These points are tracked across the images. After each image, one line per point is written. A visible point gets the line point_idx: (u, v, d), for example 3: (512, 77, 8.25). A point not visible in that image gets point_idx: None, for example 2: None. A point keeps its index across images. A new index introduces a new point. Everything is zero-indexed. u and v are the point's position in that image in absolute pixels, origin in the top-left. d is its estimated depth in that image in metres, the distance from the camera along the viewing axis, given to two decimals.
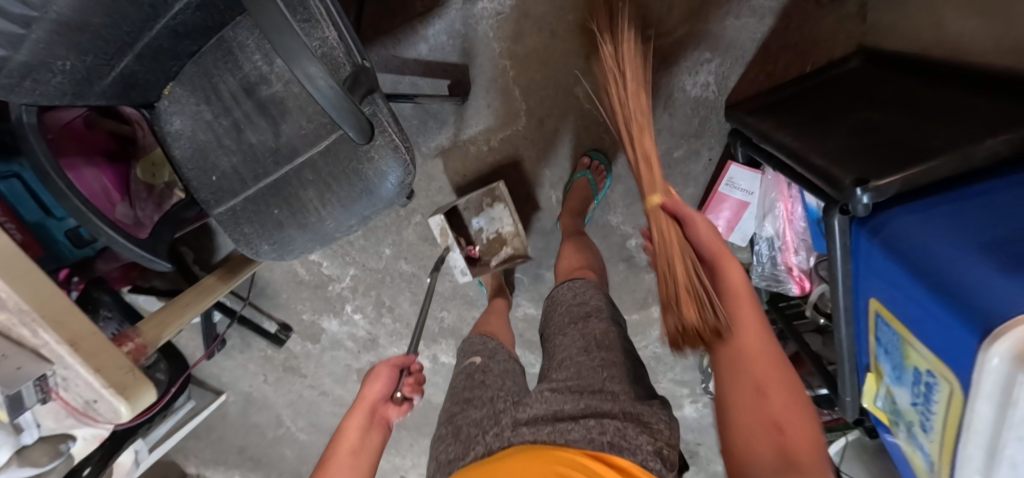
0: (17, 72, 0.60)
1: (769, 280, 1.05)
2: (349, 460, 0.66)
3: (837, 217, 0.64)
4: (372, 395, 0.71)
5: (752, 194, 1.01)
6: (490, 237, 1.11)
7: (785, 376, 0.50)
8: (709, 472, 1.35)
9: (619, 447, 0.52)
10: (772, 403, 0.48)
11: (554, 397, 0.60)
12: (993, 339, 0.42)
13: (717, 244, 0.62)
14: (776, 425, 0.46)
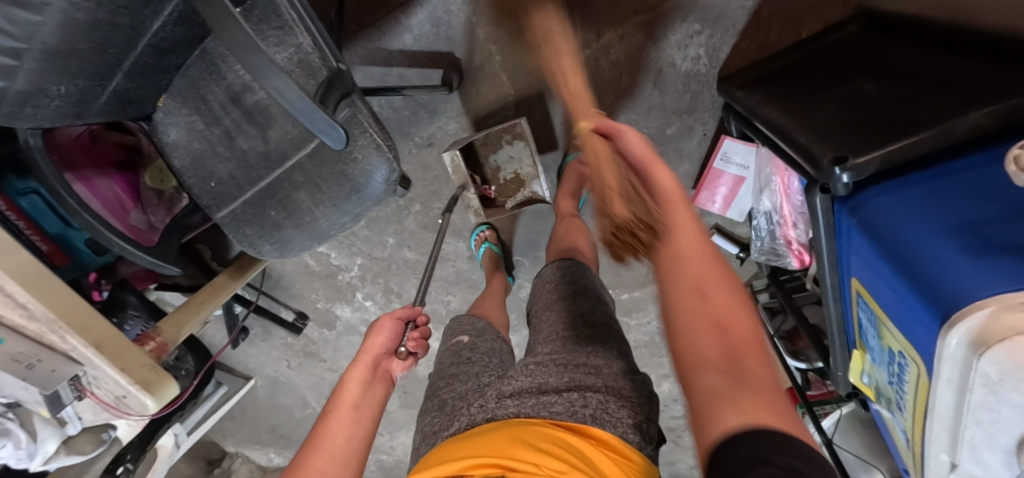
0: (16, 101, 0.63)
1: (768, 256, 1.02)
2: (350, 414, 0.59)
3: (818, 196, 0.64)
4: (374, 348, 0.65)
5: (748, 168, 0.99)
6: (508, 177, 1.08)
7: (725, 277, 0.44)
8: None
9: (600, 420, 0.53)
10: (711, 300, 0.43)
11: (539, 370, 0.61)
12: (948, 326, 0.43)
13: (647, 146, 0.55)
14: (701, 297, 0.43)
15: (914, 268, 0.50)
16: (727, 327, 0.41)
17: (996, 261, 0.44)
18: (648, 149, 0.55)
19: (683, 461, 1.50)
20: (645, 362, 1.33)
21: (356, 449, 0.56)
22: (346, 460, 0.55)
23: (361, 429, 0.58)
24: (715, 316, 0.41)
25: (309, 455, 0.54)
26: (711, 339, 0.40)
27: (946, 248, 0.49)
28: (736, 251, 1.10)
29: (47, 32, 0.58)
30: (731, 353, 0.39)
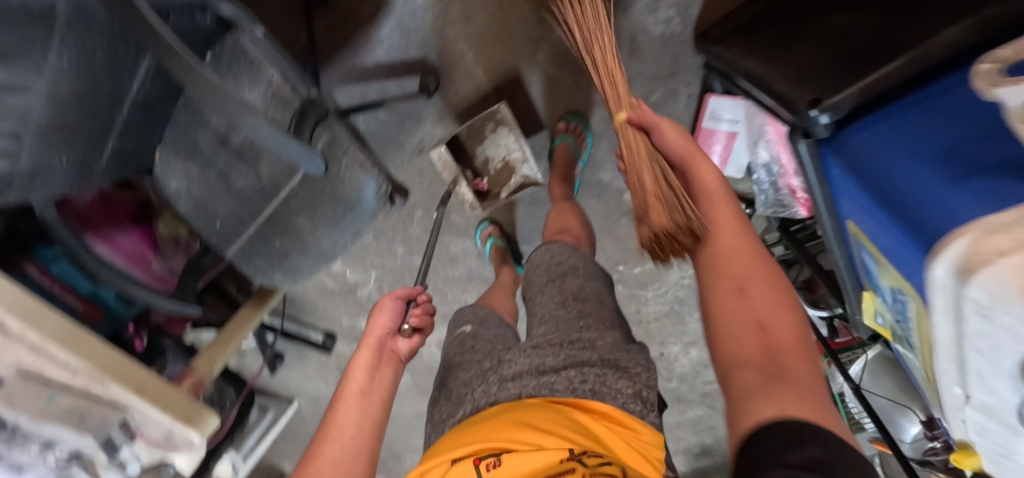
0: (27, 176, 0.68)
1: (773, 208, 1.00)
2: (358, 401, 0.66)
3: (801, 142, 0.63)
4: (378, 330, 0.72)
5: (738, 122, 0.97)
6: (498, 166, 1.09)
7: (766, 273, 0.52)
8: None
9: (600, 394, 0.57)
10: (756, 300, 0.51)
11: (537, 352, 0.64)
12: (934, 257, 0.41)
13: (683, 140, 0.66)
14: (743, 293, 0.51)
15: (903, 208, 0.49)
16: (767, 322, 0.49)
17: (980, 188, 0.43)
18: (693, 146, 0.65)
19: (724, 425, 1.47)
20: (670, 332, 1.31)
21: (367, 438, 0.64)
22: (356, 444, 0.63)
23: (368, 418, 0.65)
24: (756, 314, 0.50)
25: (323, 442, 0.62)
26: (752, 338, 0.49)
27: (936, 182, 0.47)
28: (740, 208, 1.09)
29: (36, 107, 0.63)
30: (770, 351, 0.48)
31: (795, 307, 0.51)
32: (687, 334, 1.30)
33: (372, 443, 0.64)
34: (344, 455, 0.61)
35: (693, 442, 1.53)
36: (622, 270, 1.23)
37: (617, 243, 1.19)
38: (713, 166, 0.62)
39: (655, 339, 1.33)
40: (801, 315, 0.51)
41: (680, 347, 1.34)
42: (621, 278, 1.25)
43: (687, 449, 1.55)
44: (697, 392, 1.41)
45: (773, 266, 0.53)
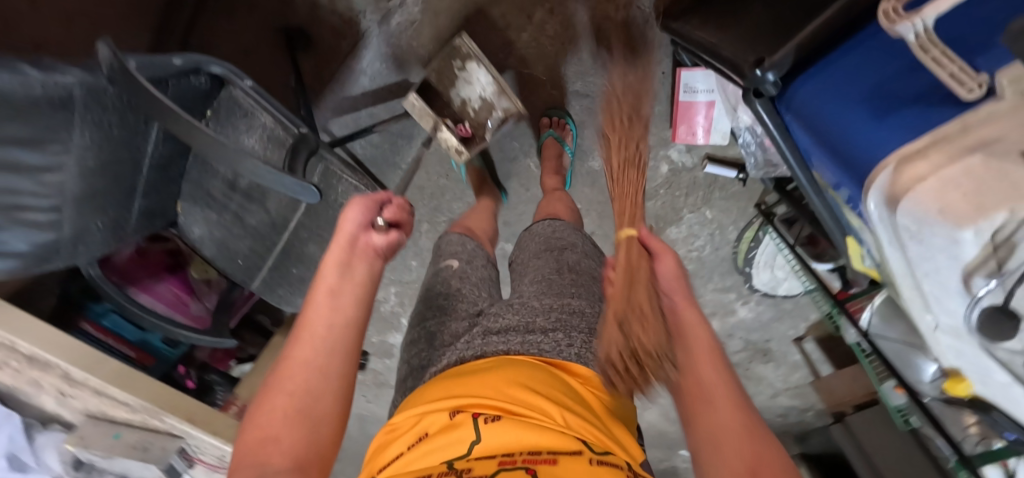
0: (70, 241, 0.78)
1: (766, 170, 0.99)
2: (328, 302, 0.59)
3: (754, 103, 0.63)
4: (347, 227, 0.64)
5: (714, 91, 0.98)
6: (477, 106, 1.06)
7: (761, 445, 0.48)
8: (790, 363, 1.36)
9: (583, 359, 0.61)
10: (755, 441, 0.48)
11: (527, 310, 0.67)
12: (869, 192, 0.46)
13: (678, 280, 0.64)
14: (740, 446, 0.48)
15: (850, 154, 0.53)
16: (755, 461, 0.47)
17: (907, 120, 0.49)
18: (687, 291, 0.63)
19: (760, 393, 1.45)
20: None
21: (347, 338, 0.58)
22: (332, 344, 0.57)
23: (343, 317, 0.59)
24: (747, 461, 0.47)
25: (292, 345, 0.56)
26: None
27: (871, 129, 0.52)
28: (733, 173, 1.07)
29: (70, 182, 0.71)
30: None
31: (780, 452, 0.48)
32: (704, 306, 1.34)
33: (353, 340, 0.58)
34: (319, 356, 0.55)
35: None
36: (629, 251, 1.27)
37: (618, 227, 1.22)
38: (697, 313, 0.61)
39: None
40: None
41: None
42: None
43: None
44: None
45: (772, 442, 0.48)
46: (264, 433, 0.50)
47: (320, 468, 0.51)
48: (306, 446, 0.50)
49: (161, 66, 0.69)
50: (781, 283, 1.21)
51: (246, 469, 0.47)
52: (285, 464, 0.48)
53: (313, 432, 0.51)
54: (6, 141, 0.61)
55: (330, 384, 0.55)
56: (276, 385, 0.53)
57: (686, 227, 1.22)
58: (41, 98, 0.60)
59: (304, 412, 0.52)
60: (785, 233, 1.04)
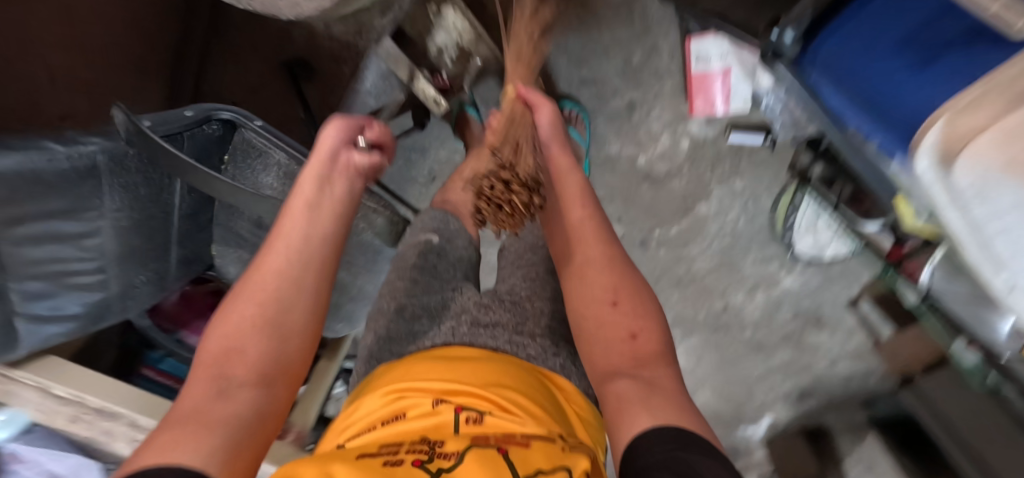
0: (116, 295, 0.81)
1: (794, 128, 0.94)
2: (305, 210, 0.59)
3: (778, 64, 0.65)
4: (330, 140, 0.64)
5: (729, 56, 0.93)
6: (453, 55, 1.04)
7: (631, 287, 0.58)
8: (847, 328, 1.31)
9: (566, 371, 0.65)
10: (626, 314, 0.56)
11: (517, 311, 0.70)
12: (924, 153, 0.47)
13: (554, 127, 0.69)
14: (615, 304, 0.57)
15: (883, 106, 0.54)
16: (635, 332, 0.54)
17: (948, 68, 0.49)
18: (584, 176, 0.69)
19: (818, 363, 1.35)
20: (728, 283, 1.29)
21: (323, 258, 0.58)
22: (307, 259, 0.56)
23: (319, 234, 0.58)
24: (626, 326, 0.55)
25: (265, 256, 0.56)
26: (625, 347, 0.53)
27: (906, 81, 0.52)
28: (760, 139, 1.04)
29: (108, 244, 0.74)
30: (636, 356, 0.52)
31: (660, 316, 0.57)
32: (746, 280, 1.28)
33: (329, 264, 0.58)
34: (292, 268, 0.55)
35: (790, 391, 1.39)
36: (658, 234, 1.22)
37: (644, 211, 1.19)
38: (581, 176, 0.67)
39: (714, 293, 1.30)
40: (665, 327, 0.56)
41: (744, 294, 1.30)
42: (660, 243, 1.23)
43: (786, 398, 1.40)
44: (777, 336, 1.35)
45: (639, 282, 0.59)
46: (230, 343, 0.50)
47: (287, 385, 0.52)
48: (275, 362, 0.51)
49: (176, 125, 0.71)
50: (826, 246, 1.14)
51: (208, 380, 0.48)
52: (248, 378, 0.49)
53: (282, 346, 0.52)
54: (42, 214, 0.63)
55: (303, 302, 0.54)
56: (244, 294, 0.53)
57: (716, 202, 1.17)
58: (68, 171, 0.63)
59: (272, 323, 0.52)
60: (826, 194, 0.99)
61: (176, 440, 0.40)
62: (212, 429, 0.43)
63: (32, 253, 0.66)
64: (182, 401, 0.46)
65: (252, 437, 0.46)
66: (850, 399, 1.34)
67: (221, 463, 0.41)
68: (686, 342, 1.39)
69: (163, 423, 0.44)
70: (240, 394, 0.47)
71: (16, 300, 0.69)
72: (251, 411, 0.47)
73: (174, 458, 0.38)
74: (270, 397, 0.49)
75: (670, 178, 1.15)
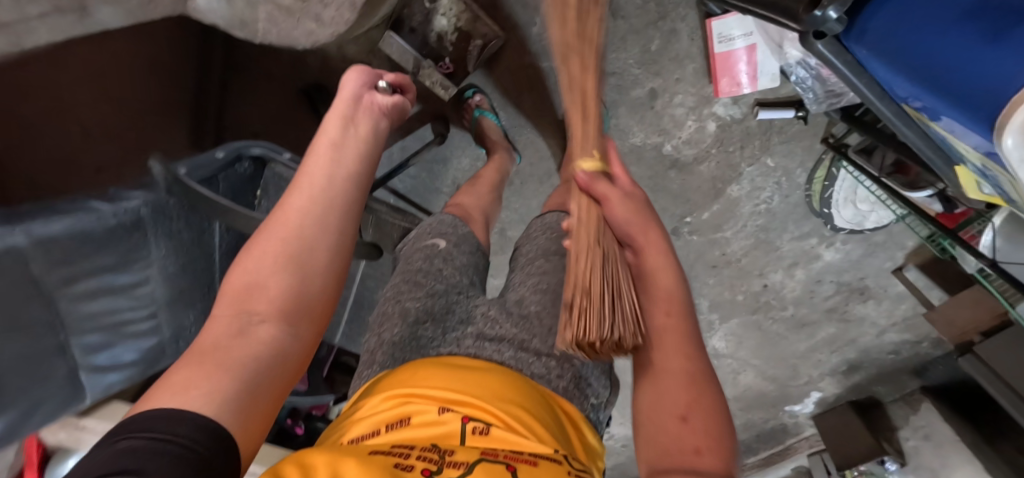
0: (171, 337, 0.83)
1: (829, 103, 0.89)
2: (329, 148, 0.55)
3: (816, 45, 0.55)
4: (348, 87, 0.62)
5: (753, 33, 0.91)
6: (453, 38, 1.00)
7: (711, 406, 0.47)
8: (893, 295, 1.29)
9: (570, 395, 0.58)
10: (693, 428, 0.46)
11: (525, 326, 0.64)
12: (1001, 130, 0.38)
13: (634, 214, 0.53)
14: (683, 419, 0.46)
15: (947, 83, 0.46)
16: (700, 448, 0.44)
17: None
18: (671, 257, 0.55)
19: (864, 334, 1.37)
20: (766, 262, 1.27)
21: (349, 196, 0.53)
22: (333, 196, 0.52)
23: (345, 174, 0.54)
24: (691, 441, 0.45)
25: (293, 191, 0.52)
26: (687, 460, 0.44)
27: (988, 56, 0.41)
28: (791, 113, 0.99)
29: (158, 290, 0.75)
30: (698, 476, 0.43)
31: (730, 432, 0.47)
32: (785, 257, 1.25)
33: (357, 204, 0.54)
34: (318, 206, 0.50)
35: (836, 363, 1.45)
36: (691, 221, 1.22)
37: (674, 198, 1.19)
38: (666, 259, 0.55)
39: (753, 273, 1.29)
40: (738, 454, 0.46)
41: (783, 272, 1.28)
42: (693, 229, 1.24)
43: (833, 370, 1.47)
44: (820, 311, 1.34)
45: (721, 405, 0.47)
46: (251, 277, 0.46)
47: (315, 326, 0.48)
48: (298, 300, 0.46)
49: (211, 168, 0.73)
50: (867, 216, 1.11)
51: (230, 313, 0.45)
52: (268, 312, 0.45)
53: (307, 284, 0.47)
54: (97, 270, 0.65)
55: (328, 240, 0.50)
56: (270, 229, 0.49)
57: (748, 182, 1.14)
58: (116, 227, 0.64)
59: (297, 259, 0.48)
60: (865, 165, 0.95)
61: (188, 379, 0.39)
62: (226, 370, 0.40)
63: (89, 307, 0.68)
64: (204, 334, 0.44)
65: (273, 377, 0.43)
66: (899, 366, 1.41)
67: (236, 414, 0.39)
68: (727, 324, 1.42)
69: (185, 356, 0.42)
70: (259, 332, 0.44)
71: (77, 353, 0.71)
72: (273, 350, 0.44)
73: (187, 406, 0.37)
74: (295, 337, 0.46)
75: (697, 163, 1.13)
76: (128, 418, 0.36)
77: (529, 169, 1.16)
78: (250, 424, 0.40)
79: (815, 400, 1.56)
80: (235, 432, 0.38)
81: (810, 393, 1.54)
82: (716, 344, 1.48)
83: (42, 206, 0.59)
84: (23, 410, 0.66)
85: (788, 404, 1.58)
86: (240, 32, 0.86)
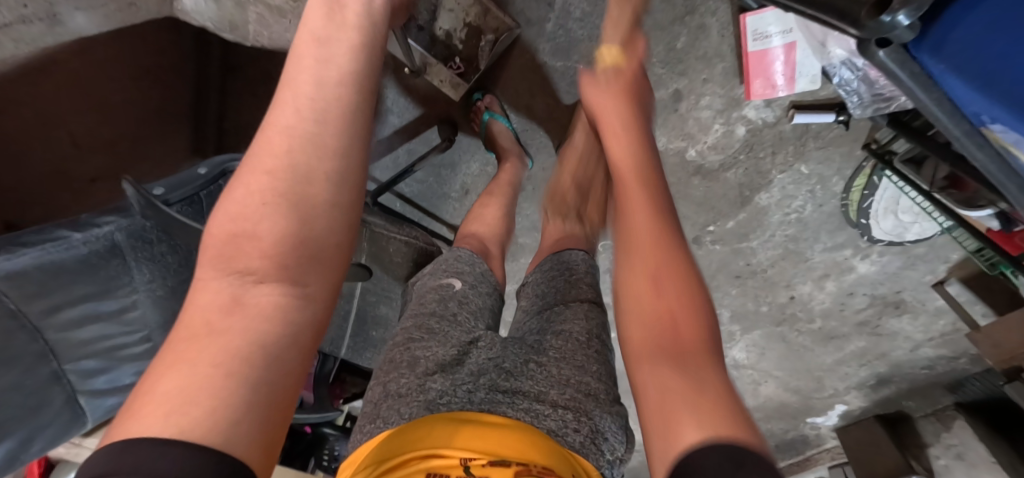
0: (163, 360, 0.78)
1: (875, 108, 0.79)
2: (310, 39, 0.47)
3: (877, 54, 0.47)
4: None
5: (792, 30, 0.81)
6: (463, 36, 0.92)
7: (683, 281, 0.48)
8: (932, 311, 1.19)
9: (586, 451, 0.55)
10: (663, 291, 0.48)
11: (542, 376, 0.61)
12: None
13: (617, 135, 0.61)
14: (658, 297, 0.48)
15: None
16: (677, 323, 0.46)
17: None
18: (641, 148, 0.60)
19: (897, 348, 1.28)
20: (794, 274, 1.19)
21: (348, 107, 0.44)
22: (325, 110, 0.43)
23: (337, 77, 0.45)
24: (666, 311, 0.47)
25: (273, 111, 0.43)
26: (659, 322, 0.47)
27: None
28: (832, 117, 0.89)
29: (150, 315, 0.72)
30: (675, 339, 0.45)
31: (707, 309, 0.47)
32: (815, 268, 1.17)
33: (357, 114, 0.45)
34: (308, 124, 0.42)
35: (865, 376, 1.36)
36: (714, 229, 1.16)
37: (697, 205, 1.13)
38: (631, 146, 0.60)
39: (779, 284, 1.22)
40: (714, 317, 0.47)
41: (812, 284, 1.20)
42: (716, 238, 1.17)
43: (861, 384, 1.38)
44: (851, 324, 1.26)
45: (694, 278, 0.48)
46: (237, 227, 0.41)
47: (324, 280, 0.42)
48: (301, 248, 0.40)
49: (188, 186, 0.70)
50: (908, 227, 1.02)
51: (219, 279, 0.40)
52: (267, 268, 0.39)
53: (307, 226, 0.41)
54: (78, 298, 0.65)
55: (327, 165, 0.42)
56: (253, 160, 0.42)
57: (779, 190, 1.06)
58: (87, 256, 0.64)
59: (291, 198, 0.40)
60: (914, 178, 0.86)
61: (182, 389, 0.33)
62: (223, 374, 0.34)
63: (80, 335, 0.67)
64: (191, 311, 0.38)
65: (282, 361, 0.37)
66: (933, 382, 1.31)
67: (252, 422, 0.33)
68: (749, 334, 1.35)
69: (171, 344, 0.37)
70: (259, 296, 0.39)
71: (75, 379, 0.69)
72: (276, 326, 0.38)
73: (185, 430, 0.30)
74: (302, 296, 0.40)
75: (722, 170, 1.06)
76: (110, 444, 0.30)
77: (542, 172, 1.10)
78: (266, 429, 0.34)
79: (840, 413, 1.47)
80: (246, 455, 0.32)
81: (835, 406, 1.45)
82: (736, 355, 1.42)
83: (10, 241, 0.60)
84: (23, 435, 0.65)
85: (811, 416, 1.50)
86: (230, 35, 0.88)
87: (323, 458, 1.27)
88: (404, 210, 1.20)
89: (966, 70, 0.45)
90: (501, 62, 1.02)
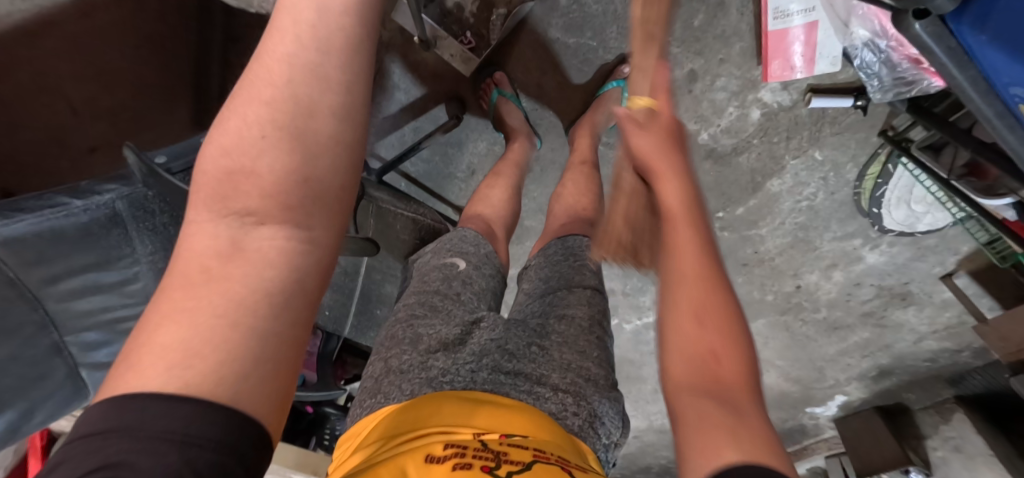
0: None
1: (895, 92, 0.77)
2: None
3: (913, 26, 0.46)
4: None
5: (814, 9, 0.81)
6: (474, 9, 0.90)
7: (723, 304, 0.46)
8: (937, 303, 1.18)
9: (584, 434, 0.55)
10: (711, 332, 0.44)
11: (544, 361, 0.60)
12: None
13: (663, 140, 0.56)
14: (699, 319, 0.45)
15: None
16: (725, 381, 0.42)
17: None
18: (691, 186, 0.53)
19: (901, 340, 1.27)
20: (802, 262, 1.18)
21: (354, 40, 0.39)
22: (329, 39, 0.38)
23: (341, 6, 0.39)
24: (708, 346, 0.44)
25: (269, 38, 0.38)
26: (705, 365, 0.43)
27: None
28: (850, 102, 0.88)
29: (152, 288, 0.71)
30: (718, 383, 0.42)
31: (749, 347, 0.45)
32: (823, 258, 1.16)
33: (363, 51, 0.39)
34: (311, 54, 0.37)
35: (866, 367, 1.35)
36: (722, 216, 1.14)
37: (707, 191, 1.11)
38: (679, 164, 0.53)
39: (786, 273, 1.20)
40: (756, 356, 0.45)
41: (819, 274, 1.19)
42: (725, 225, 1.15)
43: (862, 375, 1.37)
44: (855, 315, 1.25)
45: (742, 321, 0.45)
46: (232, 163, 0.36)
47: (330, 222, 0.38)
48: (306, 187, 0.36)
49: (190, 156, 0.68)
50: (921, 218, 1.02)
51: (213, 222, 0.36)
52: (264, 207, 0.36)
53: (311, 162, 0.36)
54: (77, 269, 0.63)
55: (330, 98, 0.37)
56: (248, 92, 0.37)
57: (791, 176, 1.04)
58: (88, 224, 0.62)
59: (294, 133, 0.36)
60: (932, 165, 0.84)
61: (182, 344, 0.31)
62: (225, 325, 0.32)
63: (80, 305, 0.66)
64: (185, 258, 0.35)
65: (291, 310, 0.35)
66: (934, 374, 1.30)
67: (258, 382, 0.32)
68: (752, 323, 1.34)
69: (166, 288, 0.34)
70: (260, 240, 0.35)
71: (75, 351, 0.68)
72: (282, 271, 0.35)
73: (188, 384, 0.29)
74: (307, 240, 0.37)
75: (734, 154, 1.04)
76: (111, 396, 0.29)
77: (549, 153, 1.08)
78: (274, 381, 0.33)
79: (839, 404, 1.47)
80: (255, 409, 0.31)
81: (835, 397, 1.45)
82: None
83: (8, 207, 0.59)
84: (23, 408, 0.64)
85: (810, 406, 1.50)
86: (235, 1, 0.85)
87: (324, 438, 1.27)
88: (408, 190, 1.18)
89: (1006, 45, 0.43)
90: (511, 39, 1.00)
